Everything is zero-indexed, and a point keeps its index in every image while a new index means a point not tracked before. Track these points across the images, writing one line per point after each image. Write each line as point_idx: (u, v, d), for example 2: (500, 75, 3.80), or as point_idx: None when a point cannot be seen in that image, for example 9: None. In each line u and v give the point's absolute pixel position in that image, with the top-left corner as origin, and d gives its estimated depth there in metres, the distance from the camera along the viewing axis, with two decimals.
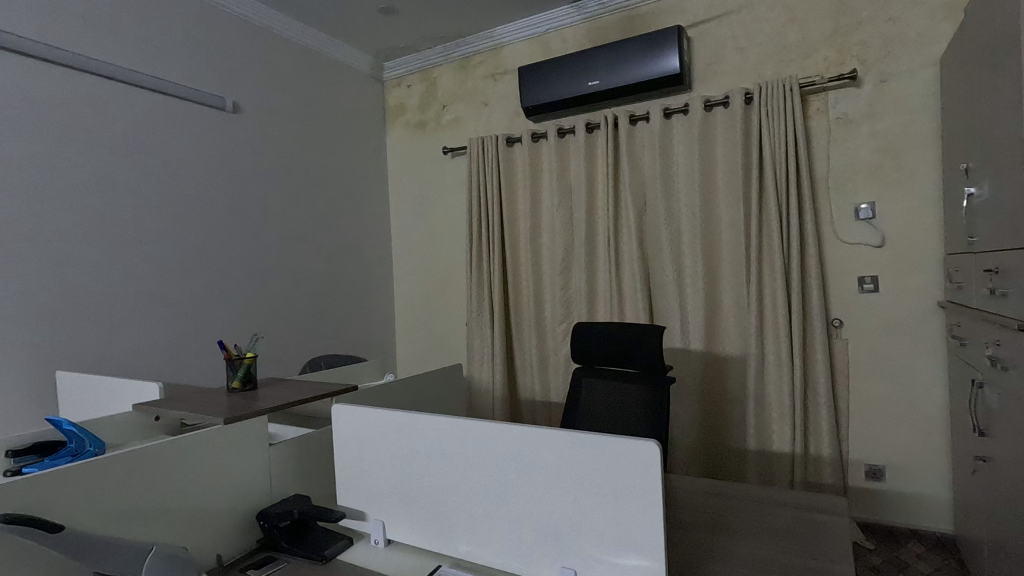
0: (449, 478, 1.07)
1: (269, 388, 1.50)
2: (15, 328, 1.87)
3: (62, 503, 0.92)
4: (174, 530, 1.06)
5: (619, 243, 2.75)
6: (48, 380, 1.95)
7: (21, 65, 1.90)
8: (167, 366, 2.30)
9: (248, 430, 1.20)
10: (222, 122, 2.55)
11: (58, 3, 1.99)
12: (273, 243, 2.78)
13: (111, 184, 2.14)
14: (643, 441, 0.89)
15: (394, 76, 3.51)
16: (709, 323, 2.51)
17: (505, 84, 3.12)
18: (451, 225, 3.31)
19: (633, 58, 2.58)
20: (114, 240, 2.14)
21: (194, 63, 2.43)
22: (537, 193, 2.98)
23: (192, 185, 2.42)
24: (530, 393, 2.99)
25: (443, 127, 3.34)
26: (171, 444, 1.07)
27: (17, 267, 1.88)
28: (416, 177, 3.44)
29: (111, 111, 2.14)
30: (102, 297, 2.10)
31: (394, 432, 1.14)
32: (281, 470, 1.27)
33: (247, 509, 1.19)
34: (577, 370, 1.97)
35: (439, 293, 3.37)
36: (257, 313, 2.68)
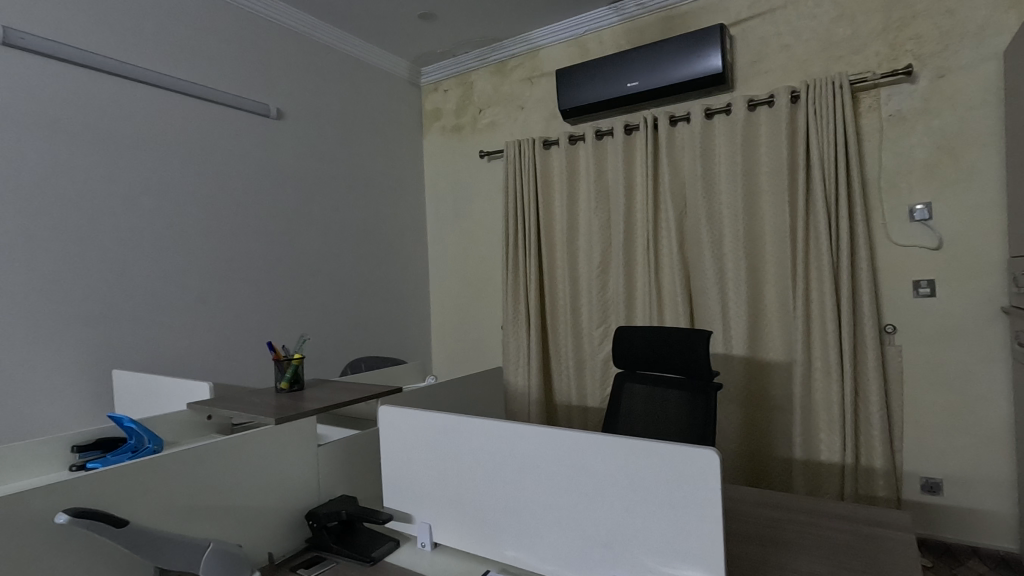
0: (497, 482, 1.07)
1: (316, 389, 1.52)
2: (74, 328, 1.96)
3: (125, 498, 0.95)
4: (228, 528, 1.08)
5: (658, 246, 2.70)
6: (103, 379, 2.02)
7: (79, 77, 1.99)
8: (214, 367, 2.37)
9: (298, 430, 1.22)
10: (266, 129, 2.62)
11: (113, 17, 2.09)
12: (314, 246, 2.83)
13: (163, 190, 2.22)
14: (701, 450, 0.87)
15: (431, 81, 3.54)
16: (753, 328, 2.44)
17: (541, 87, 3.11)
18: (487, 228, 3.32)
19: (674, 58, 2.54)
20: (165, 245, 2.22)
21: (239, 71, 2.51)
22: (574, 196, 2.96)
23: (238, 190, 2.49)
24: (566, 397, 2.96)
25: (479, 131, 3.35)
26: (226, 442, 1.09)
27: (75, 269, 1.96)
28: (453, 181, 3.46)
29: (162, 120, 2.22)
30: (154, 298, 2.18)
31: (441, 435, 1.14)
32: (329, 470, 1.29)
33: (296, 510, 1.21)
34: (619, 375, 1.94)
35: (475, 296, 3.38)
36: (298, 315, 2.73)
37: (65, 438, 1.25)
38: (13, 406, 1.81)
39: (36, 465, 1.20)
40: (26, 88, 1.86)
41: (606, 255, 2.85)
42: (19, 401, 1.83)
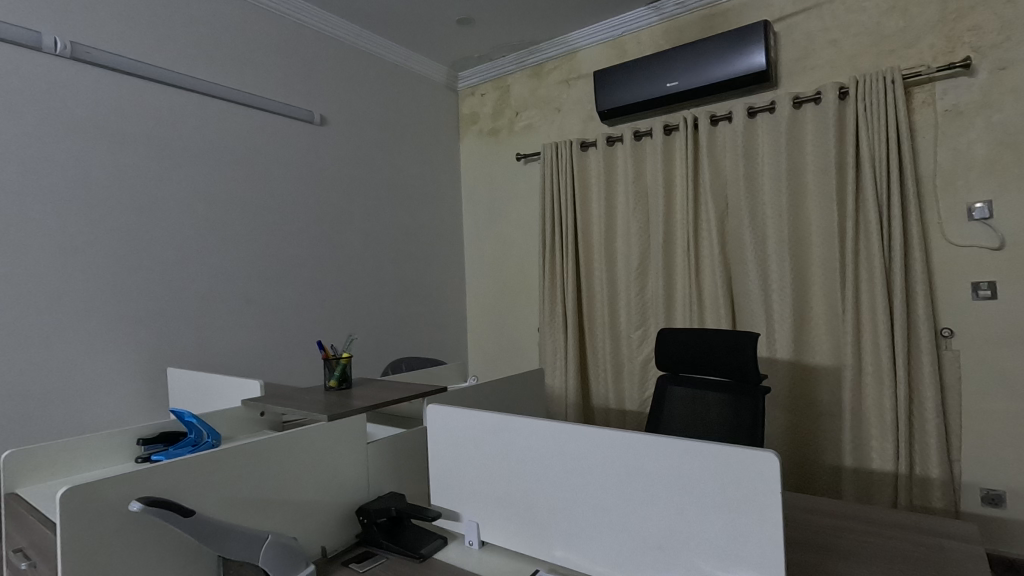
0: (547, 482, 1.07)
1: (364, 387, 1.55)
2: (132, 327, 2.04)
3: (190, 490, 0.98)
4: (285, 521, 1.11)
5: (699, 247, 2.65)
6: (157, 376, 2.11)
7: (137, 88, 2.09)
8: (260, 366, 2.44)
9: (349, 427, 1.25)
10: (310, 135, 2.69)
11: (169, 30, 2.18)
12: (356, 249, 2.88)
13: (213, 194, 2.30)
14: (761, 452, 0.85)
15: (468, 85, 3.58)
16: (799, 331, 2.37)
17: (578, 88, 3.11)
18: (524, 231, 3.32)
19: (715, 56, 2.50)
20: (215, 247, 2.30)
21: (285, 80, 2.59)
22: (612, 197, 2.94)
23: (284, 194, 2.56)
24: (603, 400, 2.94)
25: (516, 134, 3.36)
26: (283, 438, 1.12)
27: (133, 271, 2.06)
28: (490, 183, 3.48)
29: (213, 127, 2.31)
30: (205, 299, 2.26)
31: (491, 434, 1.14)
32: (378, 467, 1.31)
33: (347, 505, 1.23)
34: (661, 378, 1.91)
35: (511, 298, 3.39)
36: (340, 317, 2.78)
37: (130, 431, 1.30)
38: (75, 401, 1.90)
39: (104, 456, 1.26)
40: (90, 99, 1.97)
41: (644, 256, 2.82)
42: (81, 396, 1.92)
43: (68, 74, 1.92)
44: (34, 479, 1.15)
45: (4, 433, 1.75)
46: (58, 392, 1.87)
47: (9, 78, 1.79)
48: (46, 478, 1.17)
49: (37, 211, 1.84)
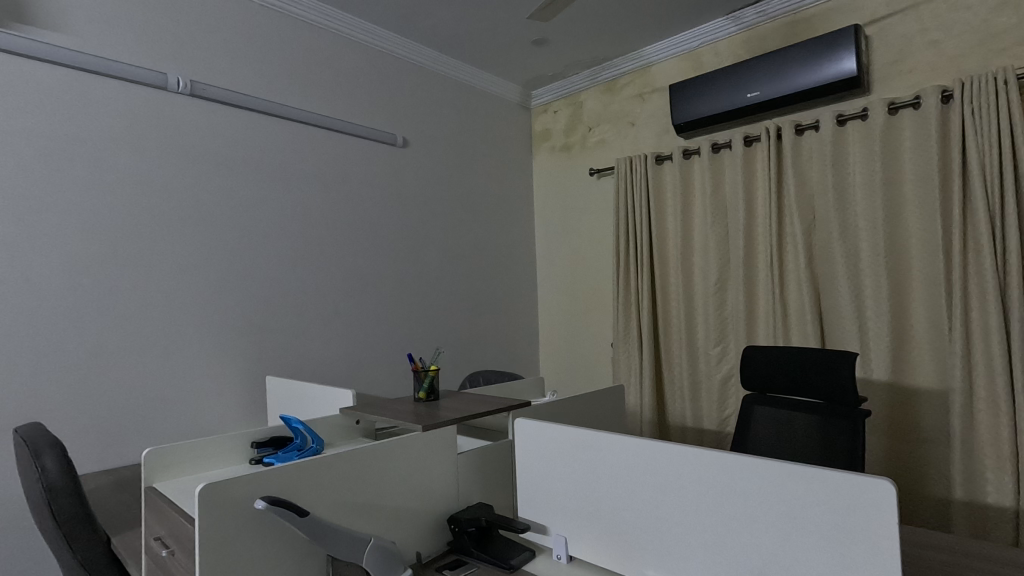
0: (639, 500, 1.06)
1: (451, 400, 1.61)
2: (236, 339, 2.22)
3: (304, 492, 1.05)
4: (384, 526, 1.17)
5: (783, 261, 2.55)
6: (258, 384, 2.27)
7: (245, 119, 2.29)
8: (348, 377, 2.57)
9: (441, 438, 1.30)
10: (393, 156, 2.83)
11: (270, 65, 2.38)
12: (435, 264, 2.99)
13: (308, 215, 2.47)
14: (874, 480, 0.81)
15: (541, 103, 3.64)
16: (897, 351, 2.22)
17: (653, 102, 3.09)
18: (597, 245, 3.32)
19: (800, 64, 2.41)
20: (308, 264, 2.46)
21: (371, 106, 2.75)
22: (689, 211, 2.89)
23: (369, 213, 2.71)
24: (680, 418, 2.86)
25: (589, 149, 3.38)
26: (383, 446, 1.18)
27: (239, 286, 2.24)
28: (562, 199, 3.51)
29: (307, 152, 2.48)
30: (299, 313, 2.42)
31: (580, 449, 1.16)
32: (467, 478, 1.35)
33: (439, 513, 1.28)
34: (747, 398, 1.84)
35: (584, 313, 3.38)
36: (420, 330, 2.89)
37: (246, 435, 1.43)
38: (186, 407, 2.08)
39: (224, 457, 1.39)
40: (204, 131, 2.18)
41: (723, 271, 2.74)
42: (194, 401, 2.10)
43: (186, 109, 2.13)
44: (168, 475, 1.28)
45: (128, 433, 1.94)
46: (172, 398, 2.05)
47: (139, 116, 2.02)
48: (177, 474, 1.30)
49: (161, 233, 2.05)
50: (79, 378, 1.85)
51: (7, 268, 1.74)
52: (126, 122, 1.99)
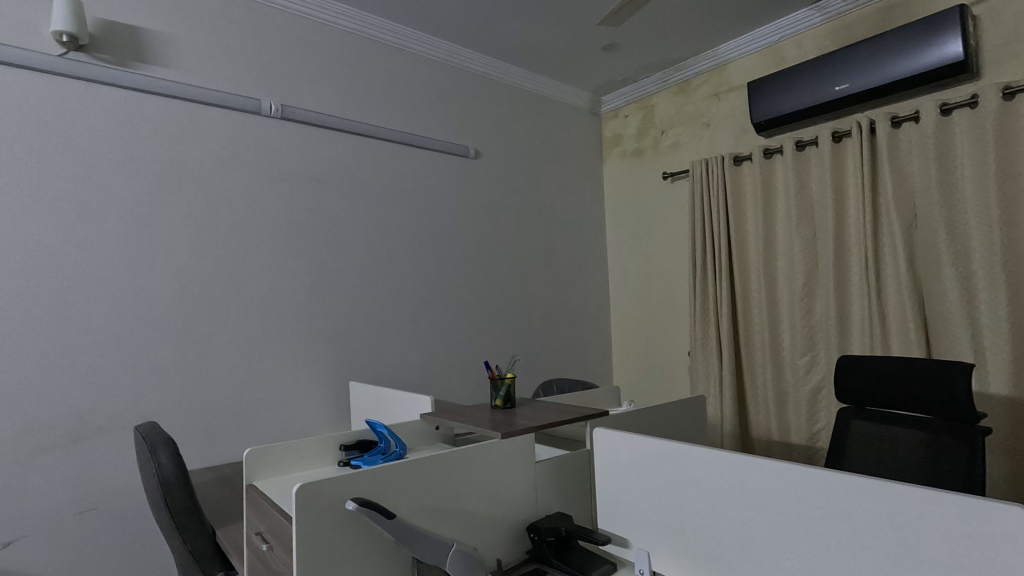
0: (728, 518, 1.01)
1: (527, 408, 1.61)
2: (321, 346, 2.34)
3: (392, 496, 1.09)
4: (466, 531, 1.19)
5: (879, 263, 2.36)
6: (342, 389, 2.38)
7: (329, 139, 2.43)
8: (424, 383, 2.64)
9: (520, 446, 1.30)
10: (466, 168, 2.89)
11: (351, 85, 2.51)
12: (506, 272, 3.02)
13: (386, 227, 2.57)
14: (1001, 506, 0.73)
15: (612, 108, 3.61)
16: (1020, 363, 1.99)
17: (729, 102, 2.97)
18: (671, 251, 3.23)
19: (895, 51, 2.24)
20: (387, 274, 2.56)
21: (444, 120, 2.83)
22: (771, 213, 2.74)
23: (443, 223, 2.78)
24: (765, 431, 2.71)
25: (662, 152, 3.29)
26: (464, 453, 1.20)
27: (324, 295, 2.36)
28: (634, 204, 3.45)
29: (385, 167, 2.59)
30: (379, 321, 2.51)
31: (663, 462, 1.12)
32: (545, 488, 1.34)
33: (518, 521, 1.28)
34: (844, 412, 1.71)
35: (659, 320, 3.29)
36: (492, 338, 2.92)
37: (334, 438, 1.50)
38: (277, 410, 2.21)
39: (314, 458, 1.46)
40: (292, 151, 2.32)
41: (811, 276, 2.57)
42: (285, 404, 2.23)
43: (277, 131, 2.29)
44: (266, 473, 1.37)
45: (228, 434, 2.09)
46: (266, 402, 2.18)
47: (236, 140, 2.19)
48: (273, 473, 1.38)
49: (254, 247, 2.20)
50: (187, 381, 2.02)
51: (127, 280, 1.93)
52: (225, 146, 2.16)
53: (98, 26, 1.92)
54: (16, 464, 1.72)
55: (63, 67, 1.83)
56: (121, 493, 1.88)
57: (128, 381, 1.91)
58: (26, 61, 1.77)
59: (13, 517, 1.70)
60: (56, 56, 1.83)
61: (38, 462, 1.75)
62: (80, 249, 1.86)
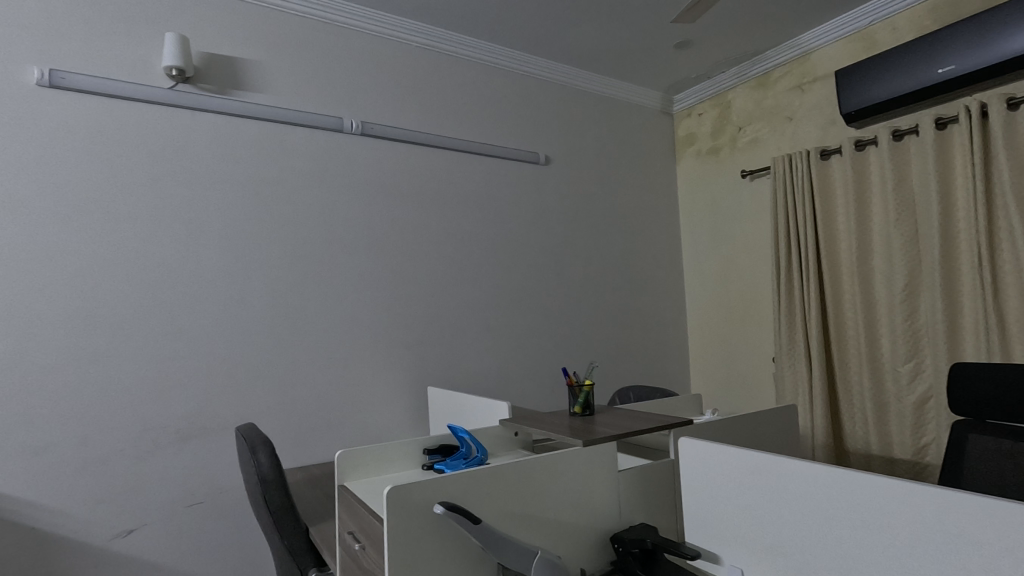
0: (833, 538, 0.94)
1: (606, 416, 1.58)
2: (401, 352, 2.42)
3: (477, 499, 1.10)
4: (549, 539, 1.18)
5: (995, 261, 2.14)
6: (420, 394, 2.45)
7: (405, 152, 2.51)
8: (498, 389, 2.66)
9: (603, 455, 1.28)
10: (536, 174, 2.90)
11: (425, 99, 2.59)
12: (578, 277, 2.99)
13: (460, 235, 2.63)
14: None
15: (685, 107, 3.50)
16: None
17: (815, 93, 2.80)
18: (752, 253, 3.07)
19: (1010, 26, 2.03)
20: (461, 281, 2.61)
21: (514, 128, 2.85)
22: (865, 209, 2.55)
23: (515, 230, 2.80)
24: (863, 444, 2.51)
25: (740, 149, 3.15)
26: (546, 459, 1.20)
27: (402, 303, 2.44)
28: (711, 204, 3.32)
29: (458, 177, 2.65)
30: (454, 328, 2.56)
31: (756, 474, 1.06)
32: (628, 498, 1.31)
33: (601, 531, 1.25)
34: (959, 424, 1.52)
35: (740, 325, 3.14)
36: (565, 344, 2.90)
37: (418, 442, 1.54)
38: (361, 413, 2.31)
39: (399, 461, 1.51)
40: (373, 165, 2.43)
41: (913, 276, 2.36)
42: (367, 408, 2.32)
43: (358, 147, 2.40)
44: (355, 475, 1.43)
45: (317, 435, 2.20)
46: (350, 406, 2.28)
47: (321, 156, 2.31)
48: (362, 475, 1.44)
49: (338, 258, 2.31)
50: (280, 385, 2.15)
51: (226, 291, 2.09)
52: (311, 162, 2.29)
53: (201, 59, 2.10)
54: (136, 459, 1.89)
55: (173, 98, 2.02)
56: (224, 490, 2.02)
57: (228, 385, 2.06)
58: (143, 95, 1.97)
59: (134, 508, 1.87)
60: (166, 89, 2.02)
61: (155, 459, 1.92)
62: (188, 263, 2.03)
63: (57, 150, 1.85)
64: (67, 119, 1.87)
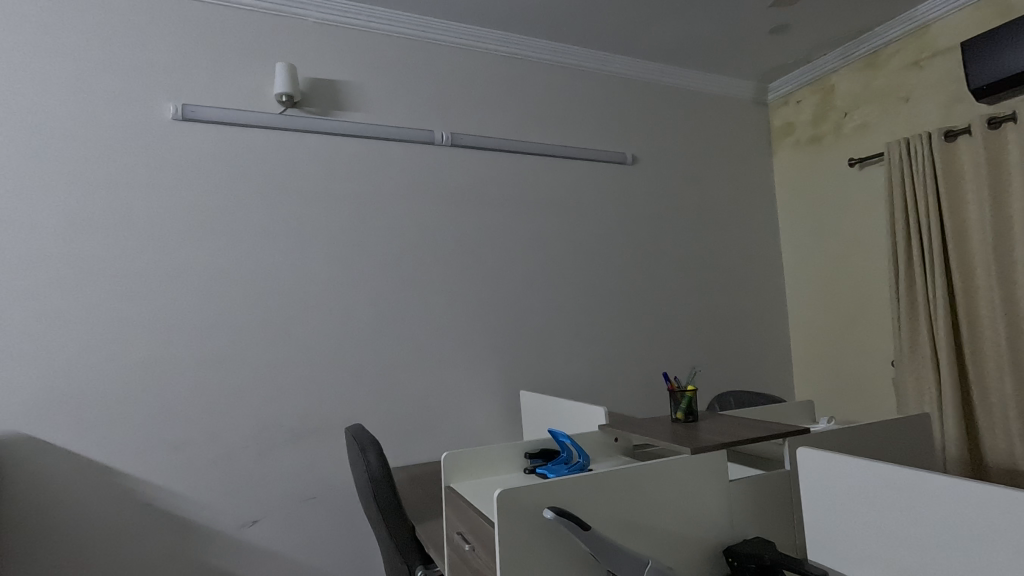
0: (987, 564, 0.83)
1: (711, 422, 1.52)
2: (493, 356, 2.46)
3: (586, 505, 1.09)
4: (659, 547, 1.14)
5: None
6: (513, 397, 2.47)
7: (493, 159, 2.56)
8: (590, 393, 2.63)
9: (712, 463, 1.23)
10: (623, 174, 2.85)
11: (511, 106, 2.63)
12: (669, 277, 2.90)
13: (549, 239, 2.63)
14: None
15: (781, 94, 3.30)
16: None
17: (934, 68, 2.53)
18: (864, 248, 2.83)
19: None
20: (550, 285, 2.61)
21: (600, 129, 2.82)
22: (1003, 195, 2.25)
23: (602, 232, 2.76)
24: (1007, 459, 2.22)
25: (846, 136, 2.92)
26: (654, 467, 1.17)
27: (494, 308, 2.49)
28: (813, 196, 3.10)
29: (545, 181, 2.66)
30: (544, 330, 2.57)
31: (889, 490, 0.97)
32: (741, 509, 1.24)
33: (713, 543, 1.20)
34: None
35: (853, 326, 2.89)
36: (657, 347, 2.82)
37: (519, 446, 1.56)
38: (457, 417, 2.37)
39: (502, 464, 1.53)
40: (462, 175, 2.49)
41: None
42: (463, 410, 2.38)
43: (448, 158, 2.47)
44: (461, 477, 1.47)
45: (417, 436, 2.29)
46: (447, 408, 2.35)
47: (415, 168, 2.41)
48: (467, 477, 1.48)
49: (431, 266, 2.40)
50: (382, 387, 2.26)
51: (332, 299, 2.22)
52: (406, 175, 2.39)
53: (307, 85, 2.27)
54: (258, 455, 2.06)
55: (283, 122, 2.19)
56: (334, 486, 2.15)
57: (335, 388, 2.19)
58: (257, 122, 2.15)
59: (256, 501, 2.04)
60: (277, 114, 2.19)
61: (273, 456, 2.08)
62: (297, 273, 2.18)
63: (188, 177, 2.07)
64: (195, 147, 2.08)
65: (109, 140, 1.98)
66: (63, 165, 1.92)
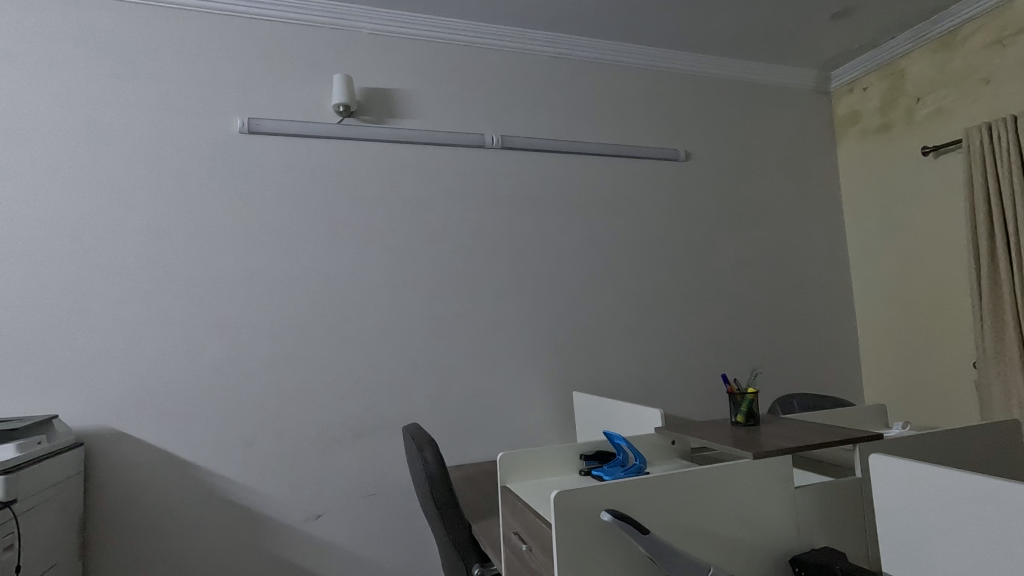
0: None
1: (774, 426, 1.47)
2: (545, 357, 2.46)
3: (645, 509, 1.08)
4: (721, 554, 1.12)
5: None
6: (566, 398, 2.47)
7: (543, 160, 2.56)
8: (645, 394, 2.59)
9: (776, 469, 1.18)
10: (676, 171, 2.79)
11: (560, 106, 2.62)
12: (726, 276, 2.81)
13: (600, 238, 2.61)
14: None
15: (845, 82, 3.14)
16: None
17: (1020, 46, 2.34)
18: (942, 242, 2.65)
19: None
20: (602, 285, 2.59)
21: (651, 126, 2.77)
22: None
23: (655, 231, 2.71)
24: None
25: (919, 123, 2.74)
26: (715, 471, 1.14)
27: (545, 309, 2.49)
28: (882, 188, 2.92)
29: (596, 180, 2.63)
30: (597, 331, 2.55)
31: (971, 501, 0.91)
32: (809, 516, 1.20)
33: (778, 551, 1.16)
34: None
35: (929, 325, 2.71)
36: (714, 347, 2.74)
37: (574, 447, 1.56)
38: (511, 417, 2.39)
39: (557, 466, 1.53)
40: (513, 177, 2.51)
41: None
42: (516, 410, 2.40)
43: (498, 161, 2.50)
44: (517, 477, 1.48)
45: (471, 436, 2.32)
46: (500, 408, 2.37)
47: (466, 172, 2.45)
48: (523, 477, 1.49)
49: (483, 268, 2.42)
50: (437, 388, 2.31)
51: (388, 302, 2.29)
52: (457, 179, 2.43)
53: (362, 95, 2.34)
54: (321, 453, 2.15)
55: (340, 132, 2.28)
56: (392, 483, 2.21)
57: (392, 388, 2.25)
58: (317, 132, 2.25)
59: (319, 496, 2.12)
60: (334, 125, 2.28)
61: (335, 453, 2.16)
62: (355, 277, 2.26)
63: (253, 187, 2.18)
64: (259, 159, 2.19)
65: (182, 155, 2.12)
66: (142, 180, 2.07)
